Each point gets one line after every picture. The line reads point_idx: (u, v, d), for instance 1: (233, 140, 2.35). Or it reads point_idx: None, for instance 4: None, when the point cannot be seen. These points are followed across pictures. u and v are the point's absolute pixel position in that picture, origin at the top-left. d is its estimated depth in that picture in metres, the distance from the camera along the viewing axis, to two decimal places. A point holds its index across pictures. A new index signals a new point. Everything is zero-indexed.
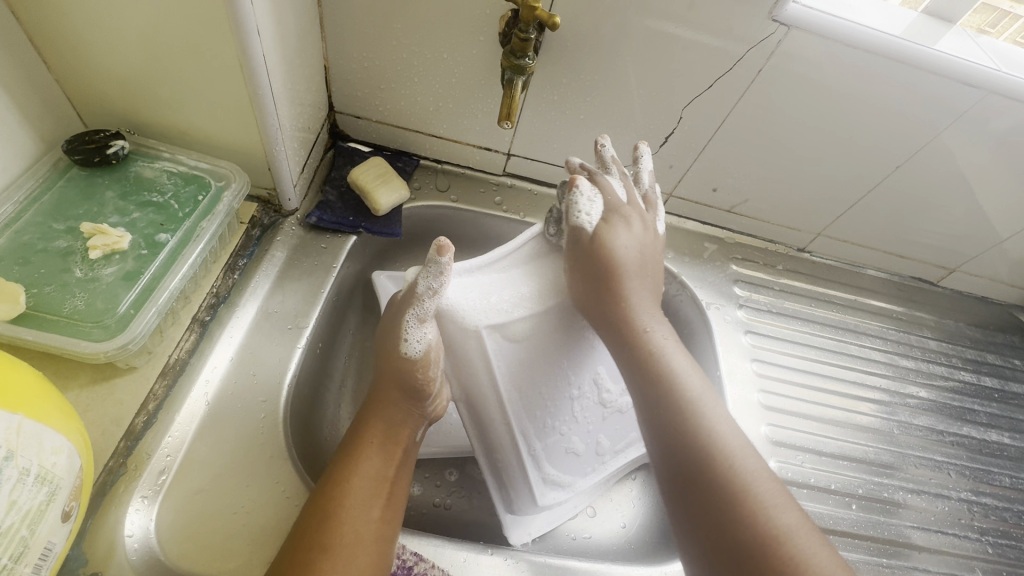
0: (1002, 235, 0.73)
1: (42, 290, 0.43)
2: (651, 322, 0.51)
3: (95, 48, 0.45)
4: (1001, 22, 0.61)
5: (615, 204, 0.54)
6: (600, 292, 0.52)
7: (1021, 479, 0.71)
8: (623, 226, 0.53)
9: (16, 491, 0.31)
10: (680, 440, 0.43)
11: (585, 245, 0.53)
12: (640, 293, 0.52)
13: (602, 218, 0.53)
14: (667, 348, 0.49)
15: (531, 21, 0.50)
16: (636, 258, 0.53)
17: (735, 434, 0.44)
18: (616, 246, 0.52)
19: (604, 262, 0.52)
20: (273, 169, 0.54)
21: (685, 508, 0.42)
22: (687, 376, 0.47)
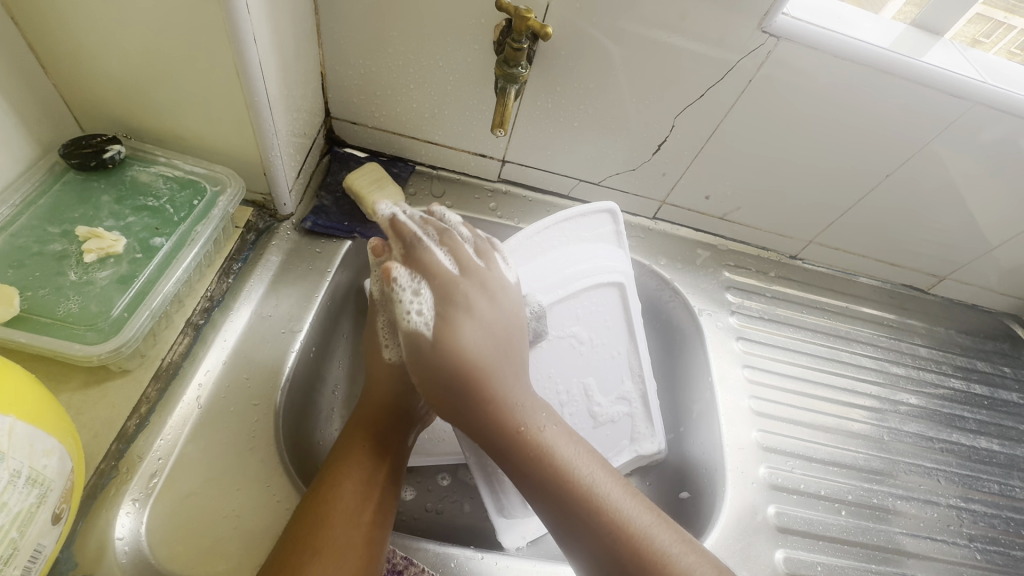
0: (991, 243, 0.73)
1: (38, 293, 0.43)
2: (527, 414, 0.47)
3: (93, 55, 0.46)
4: (995, 32, 0.63)
5: (443, 289, 0.49)
6: (459, 399, 0.48)
7: (1010, 485, 0.72)
8: (463, 314, 0.49)
9: (7, 493, 0.31)
10: (584, 534, 0.43)
11: (432, 343, 0.48)
12: (510, 378, 0.49)
13: (437, 315, 0.49)
14: (553, 437, 0.47)
15: (524, 31, 0.51)
16: (491, 342, 0.49)
17: (640, 512, 0.44)
18: (459, 342, 0.47)
19: (455, 362, 0.47)
20: (268, 173, 0.55)
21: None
22: (580, 461, 0.46)
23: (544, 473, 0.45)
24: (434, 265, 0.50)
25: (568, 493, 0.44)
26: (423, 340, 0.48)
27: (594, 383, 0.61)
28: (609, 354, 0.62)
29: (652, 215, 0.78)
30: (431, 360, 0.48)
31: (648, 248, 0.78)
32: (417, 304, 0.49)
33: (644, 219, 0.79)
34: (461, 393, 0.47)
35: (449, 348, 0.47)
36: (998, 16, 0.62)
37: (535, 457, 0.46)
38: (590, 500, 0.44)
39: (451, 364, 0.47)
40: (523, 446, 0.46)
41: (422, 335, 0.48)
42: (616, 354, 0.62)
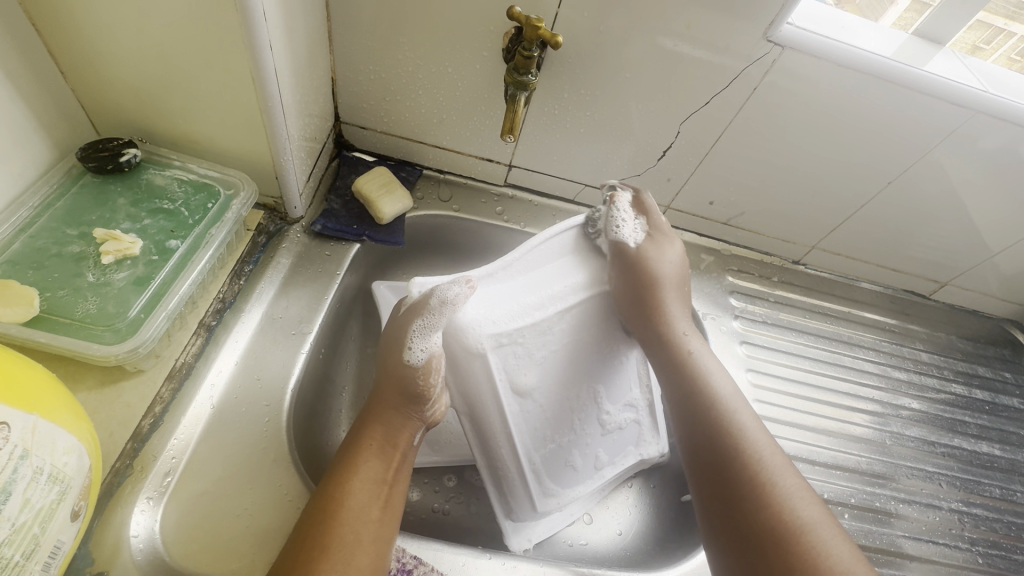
0: (992, 250, 0.74)
1: (56, 294, 0.44)
2: (685, 328, 0.58)
3: (112, 61, 0.47)
4: (995, 39, 0.64)
5: (655, 223, 0.61)
6: (639, 297, 0.58)
7: (1011, 490, 0.72)
8: (667, 245, 0.60)
9: (30, 489, 0.31)
10: (709, 419, 0.50)
11: (636, 252, 0.59)
12: (677, 302, 0.59)
13: (644, 239, 0.60)
14: (698, 348, 0.56)
15: (535, 40, 0.52)
16: (675, 276, 0.60)
17: (760, 430, 0.49)
18: (654, 261, 0.59)
19: (645, 273, 0.58)
20: (279, 177, 0.56)
21: (701, 471, 0.48)
22: (718, 378, 0.53)
23: (682, 368, 0.54)
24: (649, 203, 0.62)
25: (705, 388, 0.52)
26: (627, 251, 0.59)
27: (604, 392, 0.60)
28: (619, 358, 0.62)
29: None
30: (631, 261, 0.58)
31: None
32: (634, 228, 0.60)
33: None
34: (641, 295, 0.58)
35: (648, 266, 0.58)
36: (999, 24, 0.63)
37: (680, 352, 0.55)
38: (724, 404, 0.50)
39: (643, 276, 0.58)
40: (672, 345, 0.56)
41: (624, 247, 0.59)
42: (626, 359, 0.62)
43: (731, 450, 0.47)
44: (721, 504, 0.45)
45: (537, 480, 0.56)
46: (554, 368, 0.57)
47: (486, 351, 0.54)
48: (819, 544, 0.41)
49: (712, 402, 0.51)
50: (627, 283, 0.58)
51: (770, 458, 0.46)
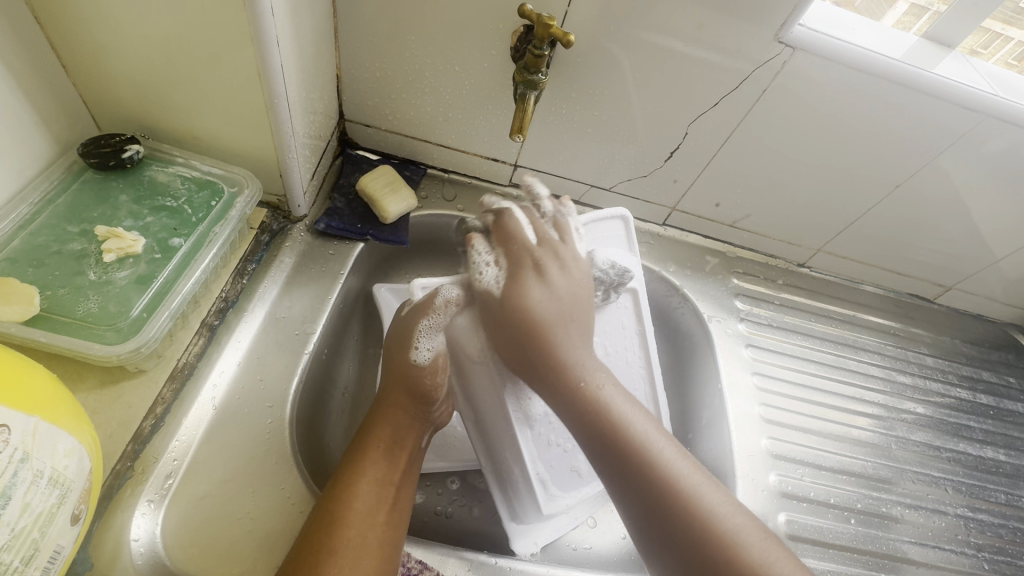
0: (997, 254, 0.74)
1: (57, 292, 0.43)
2: (586, 361, 0.50)
3: (115, 55, 0.46)
4: (993, 44, 0.63)
5: (518, 256, 0.54)
6: (522, 346, 0.51)
7: (1016, 495, 0.72)
8: (532, 279, 0.52)
9: (30, 493, 0.31)
10: (642, 495, 0.43)
11: (501, 298, 0.52)
12: (573, 340, 0.51)
13: (505, 273, 0.54)
14: (607, 389, 0.49)
15: (546, 38, 0.51)
16: (556, 310, 0.52)
17: (717, 495, 0.43)
18: (528, 303, 0.51)
19: (523, 323, 0.51)
20: (283, 175, 0.55)
21: (662, 549, 0.42)
22: (635, 419, 0.47)
23: (599, 426, 0.47)
24: (510, 223, 0.55)
25: (637, 464, 0.44)
26: (491, 298, 0.53)
27: None
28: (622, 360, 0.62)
29: (662, 221, 0.78)
30: (499, 312, 0.52)
31: (658, 254, 0.78)
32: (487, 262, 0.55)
33: (654, 225, 0.79)
34: (521, 353, 0.51)
35: (518, 306, 0.51)
36: (999, 29, 0.62)
37: (600, 410, 0.47)
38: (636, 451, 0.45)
39: (518, 322, 0.51)
40: (582, 398, 0.48)
41: (492, 293, 0.53)
42: (630, 361, 0.62)
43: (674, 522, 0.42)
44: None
45: (541, 479, 0.55)
46: None
47: (490, 355, 0.55)
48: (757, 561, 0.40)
49: (661, 476, 0.43)
50: (507, 334, 0.52)
51: (745, 532, 0.41)
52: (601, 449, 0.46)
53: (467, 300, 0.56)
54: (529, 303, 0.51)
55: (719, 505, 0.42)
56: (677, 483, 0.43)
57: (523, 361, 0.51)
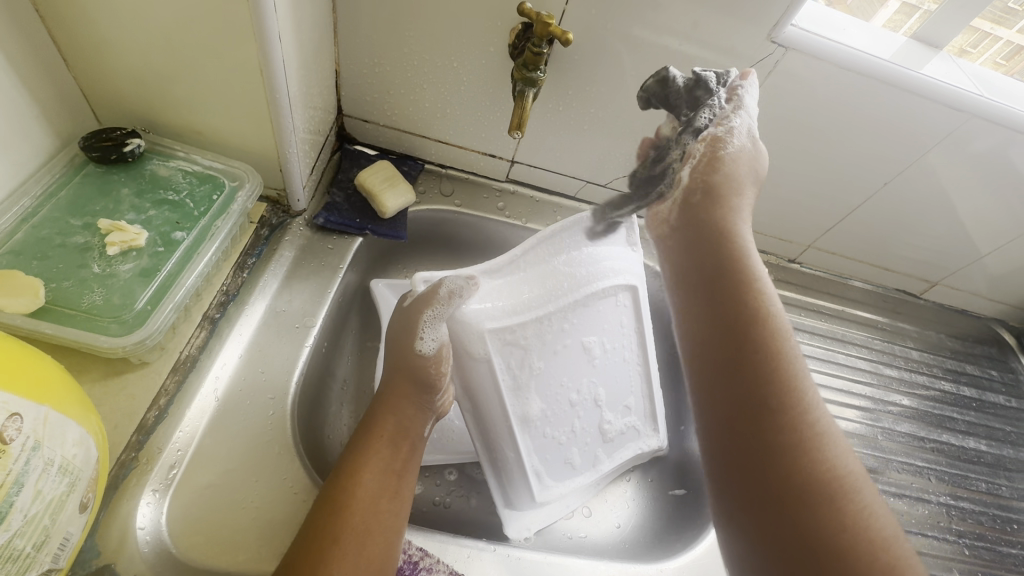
0: (981, 251, 0.76)
1: (61, 285, 0.44)
2: (759, 284, 0.47)
3: (117, 49, 0.46)
4: (982, 43, 0.65)
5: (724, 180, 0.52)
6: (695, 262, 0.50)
7: (997, 484, 0.74)
8: (732, 197, 0.52)
9: (42, 480, 0.31)
10: (757, 422, 0.41)
11: (703, 210, 0.51)
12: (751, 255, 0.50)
13: (715, 185, 0.52)
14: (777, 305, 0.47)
15: (545, 37, 0.52)
16: (747, 229, 0.52)
17: (848, 461, 0.41)
18: (723, 215, 0.51)
19: (711, 223, 0.51)
20: (284, 170, 0.55)
21: (756, 486, 0.40)
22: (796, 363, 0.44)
23: (739, 318, 0.45)
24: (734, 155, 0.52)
25: (759, 390, 0.42)
26: (688, 198, 0.52)
27: (605, 395, 0.61)
28: (619, 357, 0.62)
29: None
30: (701, 213, 0.52)
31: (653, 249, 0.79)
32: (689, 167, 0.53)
33: None
34: (701, 257, 0.50)
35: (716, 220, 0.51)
36: (987, 28, 0.64)
37: (757, 311, 0.46)
38: (763, 385, 0.42)
39: (712, 226, 0.50)
40: (742, 323, 0.45)
41: (684, 195, 0.53)
42: (626, 357, 0.62)
43: (789, 464, 0.40)
44: (782, 509, 0.39)
45: (536, 470, 0.57)
46: (553, 365, 0.58)
47: (491, 353, 0.55)
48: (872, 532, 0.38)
49: (784, 406, 0.42)
50: (695, 241, 0.51)
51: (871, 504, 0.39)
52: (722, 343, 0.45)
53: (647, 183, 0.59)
54: (729, 213, 0.51)
55: (849, 462, 0.41)
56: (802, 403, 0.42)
57: (705, 281, 0.49)
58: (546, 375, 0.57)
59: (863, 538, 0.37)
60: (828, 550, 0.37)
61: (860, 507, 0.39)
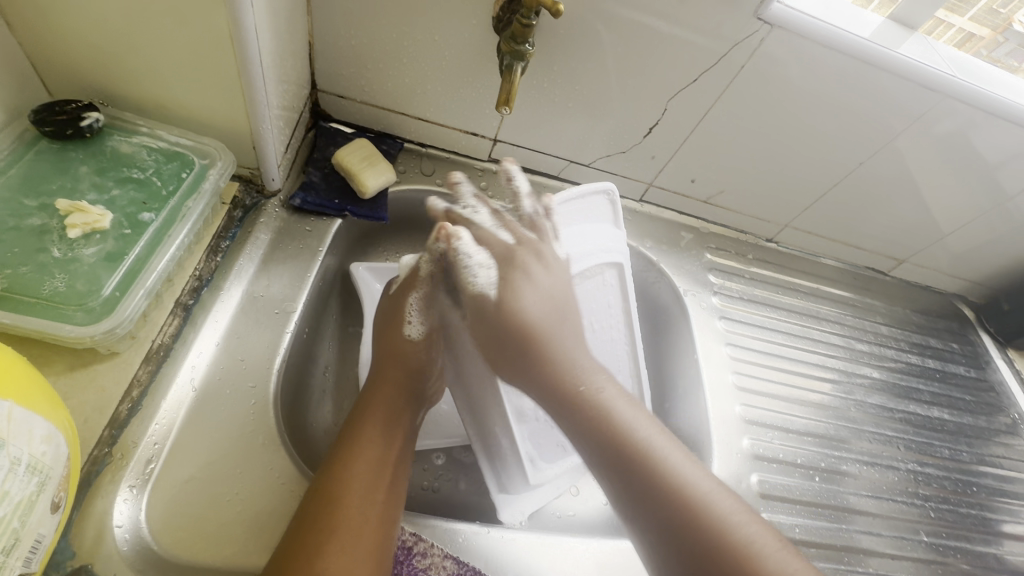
0: (947, 230, 0.79)
1: (18, 271, 0.40)
2: (581, 362, 0.49)
3: (68, 13, 0.42)
4: (936, 30, 0.66)
5: (505, 256, 0.53)
6: (522, 353, 0.50)
7: (958, 450, 0.78)
8: (523, 278, 0.52)
9: (9, 481, 0.29)
10: (628, 477, 0.43)
11: (498, 304, 0.51)
12: (565, 343, 0.50)
13: (501, 277, 0.52)
14: (619, 403, 0.47)
15: (533, 8, 0.49)
16: (547, 309, 0.52)
17: (707, 484, 0.42)
18: (523, 305, 0.51)
19: (514, 324, 0.50)
20: (257, 147, 0.52)
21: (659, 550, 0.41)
22: (637, 425, 0.45)
23: (604, 436, 0.45)
24: (491, 237, 0.55)
25: (614, 437, 0.45)
26: (490, 301, 0.51)
27: None
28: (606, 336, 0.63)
29: (639, 197, 0.80)
30: (494, 314, 0.51)
31: (635, 230, 0.79)
32: (479, 270, 0.52)
33: (631, 201, 0.80)
34: (501, 336, 0.51)
35: (513, 311, 0.51)
36: (942, 16, 0.65)
37: (594, 415, 0.46)
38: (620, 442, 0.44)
39: (508, 323, 0.50)
40: (545, 376, 0.49)
41: (486, 297, 0.52)
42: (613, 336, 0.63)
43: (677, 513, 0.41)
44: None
45: (529, 455, 0.57)
46: None
47: (481, 337, 0.56)
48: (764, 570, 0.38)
49: (629, 446, 0.44)
50: (507, 341, 0.51)
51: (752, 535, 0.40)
52: (612, 463, 0.44)
53: (436, 289, 0.55)
54: (523, 301, 0.51)
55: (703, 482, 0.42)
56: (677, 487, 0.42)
57: (499, 346, 0.51)
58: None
59: None
60: None
61: (725, 526, 0.40)
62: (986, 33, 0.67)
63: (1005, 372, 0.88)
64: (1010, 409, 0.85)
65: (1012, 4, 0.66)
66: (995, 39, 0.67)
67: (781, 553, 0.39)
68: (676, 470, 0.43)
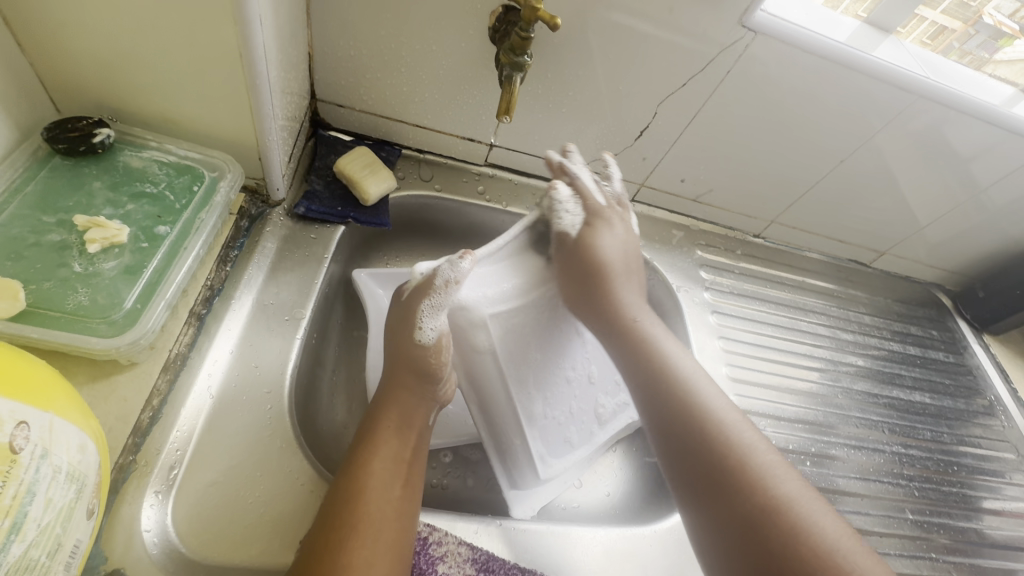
0: (924, 222, 0.83)
1: (42, 286, 0.41)
2: (640, 312, 0.59)
3: (81, 33, 0.43)
4: (911, 23, 0.68)
5: (594, 210, 0.62)
6: (589, 285, 0.59)
7: (939, 432, 0.82)
8: (605, 227, 0.62)
9: (52, 488, 0.30)
10: (671, 409, 0.51)
11: (578, 239, 0.61)
12: (626, 291, 0.60)
13: (584, 221, 0.62)
14: (664, 337, 0.57)
15: (532, 21, 0.51)
16: (620, 258, 0.61)
17: (753, 438, 0.48)
18: (599, 245, 0.60)
19: (591, 261, 0.59)
20: (263, 158, 0.54)
21: (697, 477, 0.47)
22: (680, 362, 0.54)
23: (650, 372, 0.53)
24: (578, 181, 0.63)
25: (665, 369, 0.53)
26: (569, 239, 0.61)
27: (597, 370, 0.64)
28: None
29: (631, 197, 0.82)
30: (572, 250, 0.61)
31: None
32: (569, 209, 0.61)
33: None
34: (585, 276, 0.60)
35: (589, 246, 0.60)
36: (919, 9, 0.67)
37: (641, 341, 0.55)
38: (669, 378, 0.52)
39: (586, 258, 0.60)
40: (619, 321, 0.57)
41: (568, 234, 0.61)
42: None
43: (715, 448, 0.47)
44: (720, 505, 0.45)
45: (538, 451, 0.59)
46: (552, 349, 0.60)
47: (493, 342, 0.57)
48: (797, 517, 0.42)
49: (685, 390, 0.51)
50: (577, 274, 0.60)
51: (785, 488, 0.45)
52: (652, 393, 0.52)
53: (530, 243, 0.62)
54: (603, 252, 0.60)
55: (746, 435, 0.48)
56: (705, 412, 0.50)
57: (585, 284, 0.60)
58: (544, 359, 0.60)
59: (799, 539, 0.41)
60: (765, 525, 0.42)
61: (763, 478, 0.45)
62: (958, 26, 0.70)
63: (981, 356, 0.92)
64: (987, 392, 0.89)
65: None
66: (967, 31, 0.70)
67: (819, 509, 0.43)
68: (730, 423, 0.49)
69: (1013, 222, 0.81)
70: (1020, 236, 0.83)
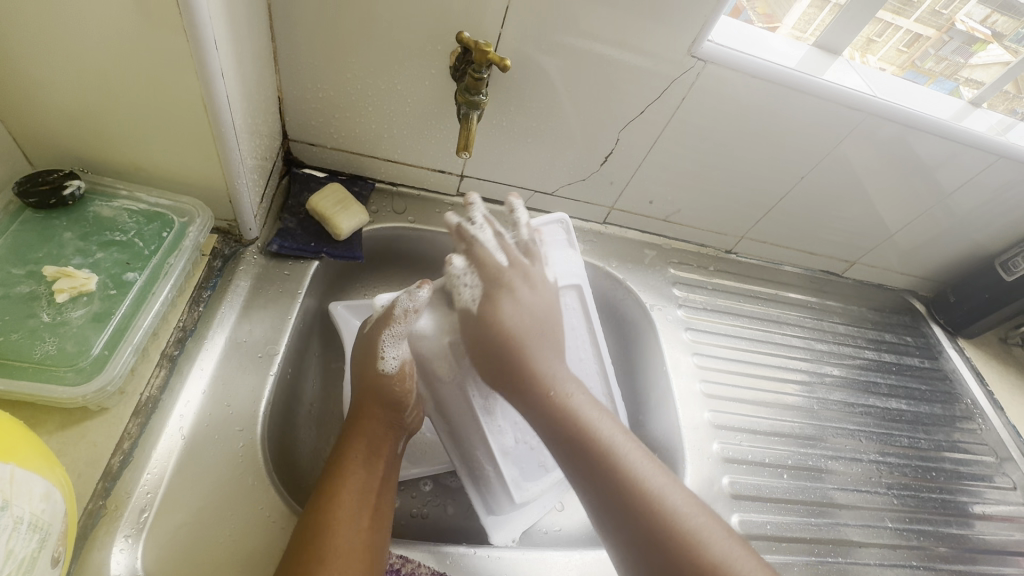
0: (891, 230, 0.85)
1: (10, 337, 0.42)
2: (557, 379, 0.54)
3: (50, 93, 0.45)
4: (885, 33, 0.71)
5: (494, 276, 0.57)
6: (504, 358, 0.55)
7: (917, 438, 0.83)
8: (509, 296, 0.57)
9: (12, 539, 0.31)
10: (607, 486, 0.48)
11: (478, 316, 0.57)
12: (546, 353, 0.56)
13: (483, 292, 0.57)
14: (585, 408, 0.53)
15: (484, 63, 0.54)
16: (530, 321, 0.57)
17: (683, 501, 0.48)
18: (502, 318, 0.56)
19: (497, 333, 0.55)
20: (233, 201, 0.55)
21: (632, 554, 0.46)
22: (603, 429, 0.51)
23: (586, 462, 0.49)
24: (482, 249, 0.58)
25: (592, 448, 0.50)
26: (471, 314, 0.57)
27: None
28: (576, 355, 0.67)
29: (603, 220, 0.84)
30: (477, 324, 0.57)
31: (601, 251, 0.84)
32: (468, 283, 0.58)
33: (595, 223, 0.85)
34: (500, 355, 0.55)
35: (495, 324, 0.56)
36: (891, 20, 0.70)
37: (565, 417, 0.52)
38: (598, 451, 0.49)
39: (493, 335, 0.55)
40: (542, 397, 0.53)
41: (470, 310, 0.57)
42: (582, 356, 0.67)
43: (643, 524, 0.46)
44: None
45: (512, 476, 0.59)
46: None
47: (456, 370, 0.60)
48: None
49: (609, 463, 0.49)
50: (484, 345, 0.56)
51: (714, 543, 0.45)
52: (584, 465, 0.50)
53: (442, 300, 0.60)
54: (507, 316, 0.56)
55: (671, 493, 0.48)
56: (647, 493, 0.47)
57: (493, 363, 0.56)
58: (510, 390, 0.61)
59: None
60: None
61: (695, 543, 0.45)
62: (932, 33, 0.72)
63: (957, 360, 0.94)
64: (965, 396, 0.90)
65: (954, 5, 0.70)
66: (941, 39, 0.72)
67: (740, 557, 0.45)
68: (658, 491, 0.47)
69: (975, 228, 0.83)
70: (985, 240, 0.86)
